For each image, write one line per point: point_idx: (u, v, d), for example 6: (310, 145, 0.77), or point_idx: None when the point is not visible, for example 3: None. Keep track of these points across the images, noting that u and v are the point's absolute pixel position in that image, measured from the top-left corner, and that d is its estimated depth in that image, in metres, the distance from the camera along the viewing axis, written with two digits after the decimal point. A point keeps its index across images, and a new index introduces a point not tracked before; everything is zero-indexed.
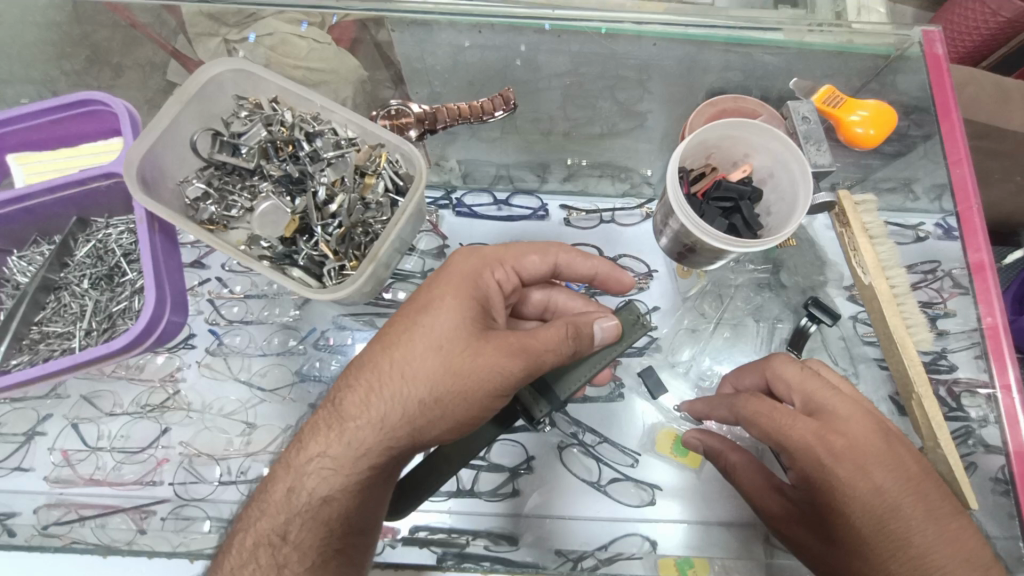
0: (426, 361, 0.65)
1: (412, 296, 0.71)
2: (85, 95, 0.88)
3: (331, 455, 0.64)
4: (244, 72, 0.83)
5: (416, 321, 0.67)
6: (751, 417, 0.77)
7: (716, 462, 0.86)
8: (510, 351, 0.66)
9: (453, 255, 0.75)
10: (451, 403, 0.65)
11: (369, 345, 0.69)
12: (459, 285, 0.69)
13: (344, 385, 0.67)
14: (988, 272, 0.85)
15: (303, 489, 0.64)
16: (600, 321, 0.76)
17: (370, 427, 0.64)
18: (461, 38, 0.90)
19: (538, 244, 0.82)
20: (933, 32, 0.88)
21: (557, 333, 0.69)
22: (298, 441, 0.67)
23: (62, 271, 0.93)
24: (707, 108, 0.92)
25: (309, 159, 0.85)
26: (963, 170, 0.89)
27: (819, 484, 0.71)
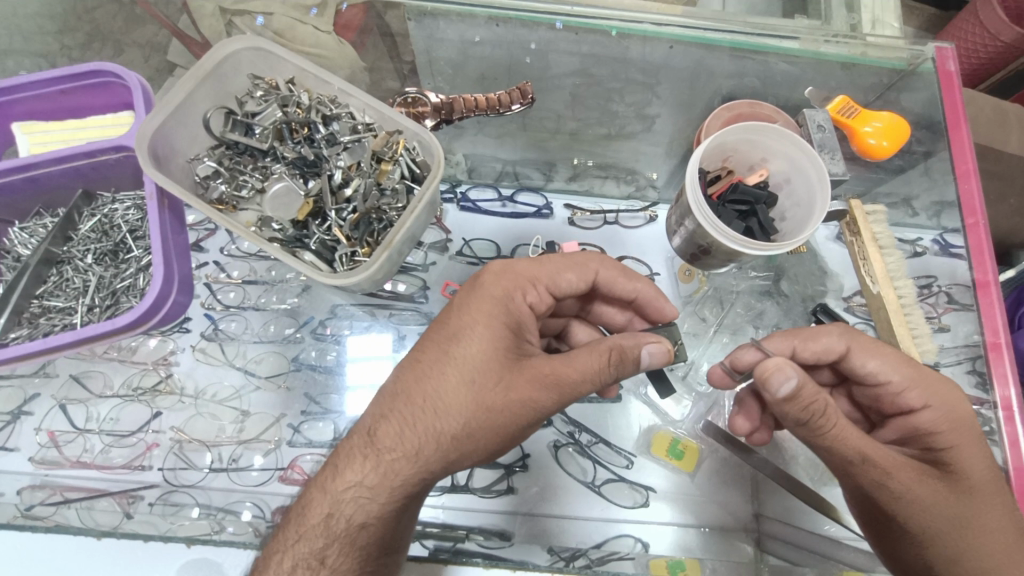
0: (463, 394, 0.64)
1: (442, 321, 0.70)
2: (98, 66, 0.86)
3: (368, 484, 0.62)
4: (263, 51, 0.82)
5: (449, 350, 0.66)
6: (873, 351, 0.75)
7: (814, 404, 0.64)
8: (545, 383, 0.66)
9: (481, 274, 0.72)
10: (486, 435, 0.65)
11: (400, 371, 0.68)
12: (491, 313, 0.68)
13: (377, 412, 0.66)
14: (992, 290, 0.87)
15: (341, 516, 0.63)
16: (646, 344, 0.70)
17: (406, 459, 0.63)
18: (472, 32, 0.90)
19: (571, 257, 0.77)
20: (944, 49, 0.88)
21: (599, 356, 0.68)
22: (331, 467, 0.65)
23: (65, 245, 0.91)
24: (724, 112, 0.92)
25: (325, 142, 0.84)
26: (970, 183, 0.90)
27: (952, 421, 0.72)
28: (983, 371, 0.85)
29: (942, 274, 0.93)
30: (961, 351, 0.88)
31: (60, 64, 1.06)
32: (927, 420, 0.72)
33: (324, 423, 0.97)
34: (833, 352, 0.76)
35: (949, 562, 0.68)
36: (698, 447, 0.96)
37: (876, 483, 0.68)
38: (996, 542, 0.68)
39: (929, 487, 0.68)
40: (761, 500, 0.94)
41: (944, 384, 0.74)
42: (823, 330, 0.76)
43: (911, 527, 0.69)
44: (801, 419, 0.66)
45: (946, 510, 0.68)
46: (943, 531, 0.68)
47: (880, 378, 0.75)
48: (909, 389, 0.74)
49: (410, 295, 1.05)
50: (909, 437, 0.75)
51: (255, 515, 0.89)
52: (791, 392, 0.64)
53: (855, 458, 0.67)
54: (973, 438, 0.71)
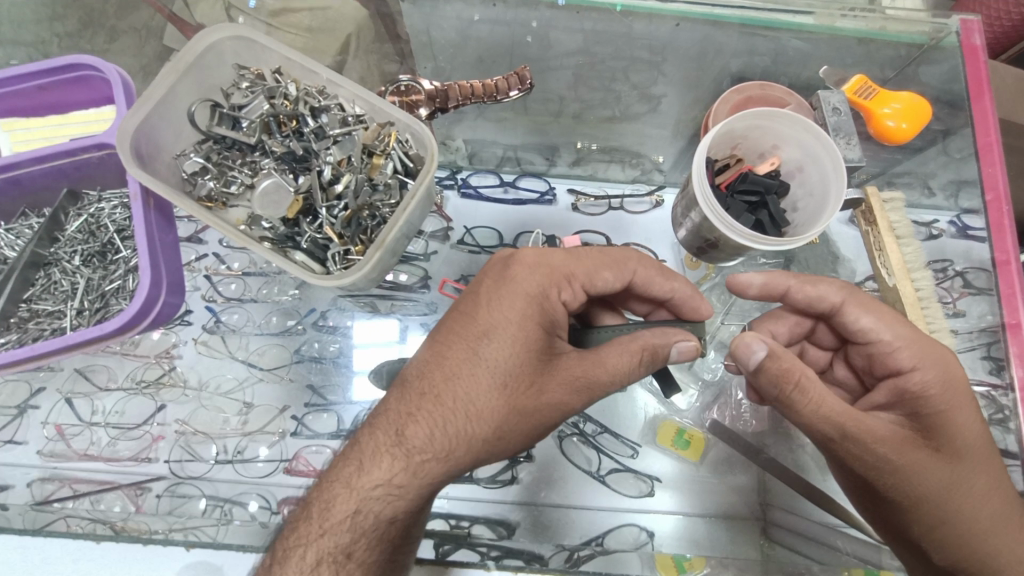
0: (495, 398, 0.62)
1: (470, 315, 0.65)
2: (76, 59, 0.83)
3: (398, 483, 0.59)
4: (248, 40, 0.79)
5: (480, 349, 0.63)
6: (866, 306, 0.72)
7: (785, 374, 0.64)
8: (574, 386, 0.64)
9: (513, 265, 0.67)
10: (516, 437, 0.63)
11: (424, 366, 0.63)
12: (525, 312, 0.64)
13: (404, 409, 0.61)
14: (1012, 270, 0.83)
15: (367, 514, 0.59)
16: (676, 343, 0.69)
17: (437, 460, 0.60)
18: (471, 11, 0.85)
19: (607, 252, 0.72)
20: (972, 21, 0.84)
21: (628, 356, 0.66)
22: (354, 462, 0.60)
23: (52, 246, 0.90)
24: (732, 96, 0.88)
25: (314, 135, 0.81)
26: (995, 167, 0.86)
27: (945, 386, 0.67)
28: (999, 357, 0.82)
29: (957, 257, 0.90)
30: (975, 337, 0.85)
31: (52, 52, 1.02)
32: (918, 383, 0.68)
33: (327, 414, 0.96)
34: (825, 302, 0.74)
35: (929, 523, 0.66)
36: (704, 437, 0.94)
37: (860, 454, 0.65)
38: (982, 504, 0.66)
39: (916, 455, 0.65)
40: (767, 489, 0.92)
41: (935, 345, 0.70)
42: (823, 279, 0.74)
43: (895, 494, 0.66)
44: (774, 392, 0.65)
45: (933, 475, 0.65)
46: (928, 497, 0.65)
47: (872, 337, 0.71)
48: (901, 350, 0.70)
49: (410, 286, 1.03)
50: (897, 401, 0.70)
51: (261, 507, 0.89)
52: (758, 363, 0.64)
53: (838, 433, 0.64)
54: (963, 402, 0.67)
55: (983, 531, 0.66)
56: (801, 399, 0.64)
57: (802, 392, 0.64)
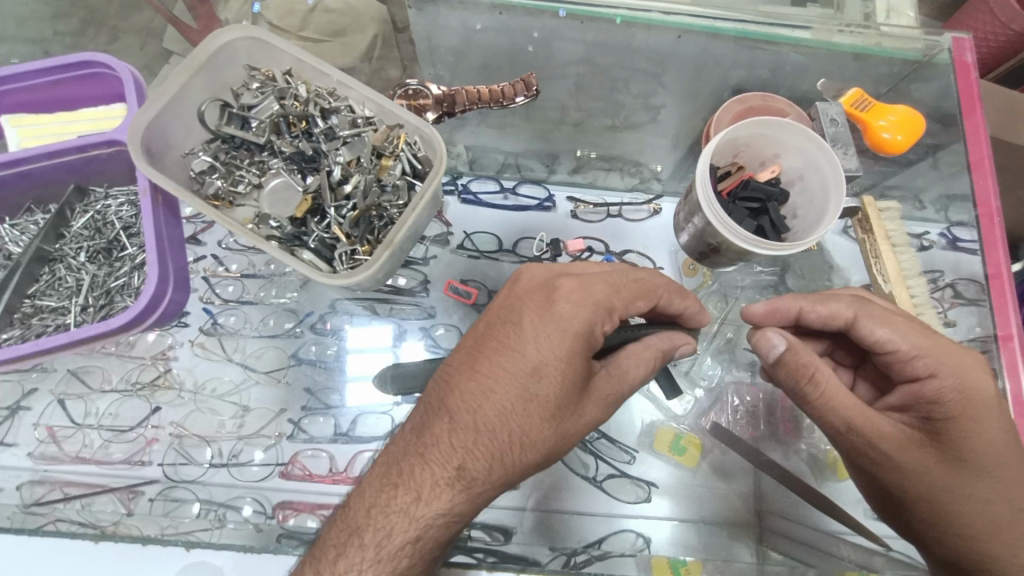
0: (546, 429, 0.63)
1: (516, 349, 0.63)
2: (91, 57, 0.84)
3: (456, 512, 0.61)
4: (259, 41, 0.79)
5: (532, 387, 0.62)
6: (882, 319, 0.70)
7: (802, 369, 0.68)
8: (609, 404, 0.68)
9: (558, 299, 0.65)
10: (558, 455, 0.67)
11: (472, 399, 0.62)
12: (574, 348, 0.63)
13: (458, 444, 0.61)
14: (1004, 282, 0.86)
15: (427, 540, 0.60)
16: (680, 346, 0.73)
17: (493, 488, 0.62)
18: (473, 20, 0.86)
19: (640, 280, 0.70)
20: (963, 39, 0.87)
21: (647, 366, 0.70)
22: (410, 494, 0.60)
23: (58, 242, 0.89)
24: (734, 105, 0.90)
25: (324, 136, 0.82)
26: (986, 178, 0.88)
27: (959, 396, 0.66)
28: (989, 367, 0.83)
29: (947, 268, 0.92)
30: (966, 346, 0.87)
31: (52, 52, 1.02)
32: (932, 390, 0.67)
33: (325, 418, 0.96)
34: (839, 319, 0.72)
35: (927, 525, 0.68)
36: (701, 442, 0.95)
37: (861, 451, 0.67)
38: (987, 511, 0.65)
39: (918, 455, 0.66)
40: (763, 496, 0.93)
41: (957, 354, 0.68)
42: (834, 296, 0.73)
43: (892, 490, 0.68)
44: (791, 385, 0.70)
45: (934, 477, 0.66)
46: (925, 497, 0.66)
47: (889, 347, 0.70)
48: (919, 358, 0.68)
49: (412, 290, 1.03)
50: (911, 405, 0.70)
51: (255, 511, 0.88)
52: (777, 356, 0.70)
53: (840, 426, 0.67)
54: (981, 411, 0.66)
55: (986, 537, 0.65)
56: (807, 397, 0.68)
57: (809, 388, 0.68)
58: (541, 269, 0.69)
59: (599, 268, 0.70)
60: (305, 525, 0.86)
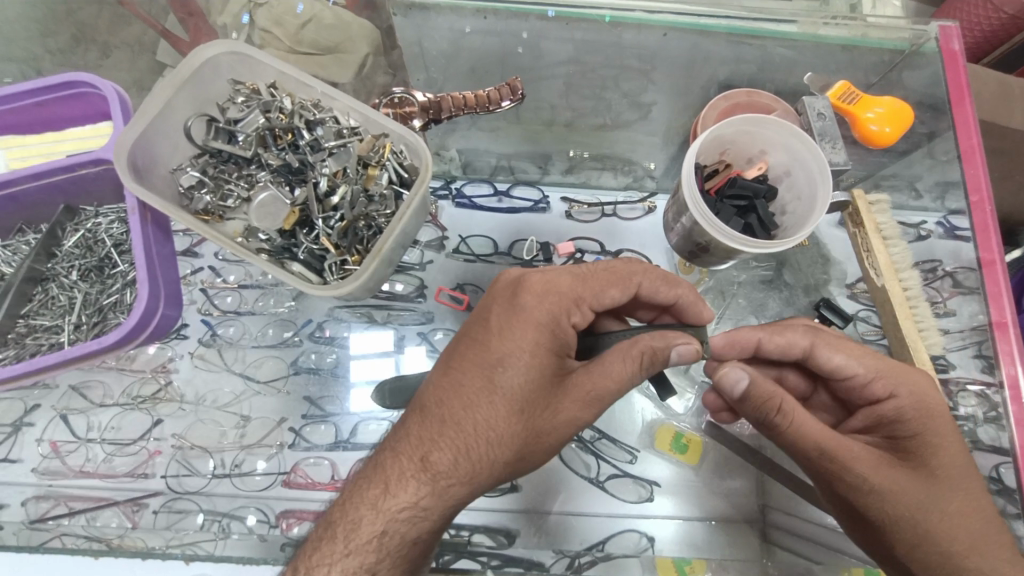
0: (515, 422, 0.62)
1: (483, 342, 0.64)
2: (71, 77, 0.84)
3: (423, 506, 0.60)
4: (242, 55, 0.80)
5: (497, 377, 0.62)
6: (837, 345, 0.73)
7: (769, 400, 0.65)
8: (587, 401, 0.66)
9: (522, 293, 0.66)
10: (534, 456, 0.65)
11: (442, 393, 0.63)
12: (538, 337, 0.64)
13: (426, 435, 0.61)
14: (998, 269, 0.85)
15: (393, 535, 0.60)
16: (677, 345, 0.67)
17: (462, 484, 0.61)
18: (462, 23, 0.86)
19: (612, 269, 0.71)
20: (950, 27, 0.87)
21: (632, 364, 0.66)
22: (379, 486, 0.60)
23: (49, 261, 0.90)
24: (721, 102, 0.90)
25: (309, 148, 0.82)
26: (976, 168, 0.88)
27: (919, 412, 0.68)
28: (990, 355, 0.83)
29: (946, 257, 0.91)
30: (967, 336, 0.86)
31: (44, 69, 1.03)
32: (893, 407, 0.69)
33: (325, 426, 0.96)
34: (796, 348, 0.75)
35: (913, 548, 0.65)
36: (702, 440, 0.95)
37: (834, 474, 0.66)
38: (965, 528, 0.64)
39: (891, 476, 0.65)
40: (766, 491, 0.93)
41: (910, 371, 0.71)
42: (790, 325, 0.75)
43: (872, 517, 0.65)
44: (759, 418, 0.67)
45: (910, 495, 0.64)
46: (905, 519, 0.64)
47: (847, 372, 0.72)
48: (877, 379, 0.71)
49: (408, 295, 1.03)
50: (876, 426, 0.72)
51: (260, 520, 0.89)
52: (742, 391, 0.66)
53: (814, 454, 0.66)
54: (942, 426, 0.67)
55: (968, 555, 0.63)
56: (779, 424, 0.66)
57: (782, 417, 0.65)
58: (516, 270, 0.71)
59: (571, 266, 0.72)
60: (307, 533, 0.86)
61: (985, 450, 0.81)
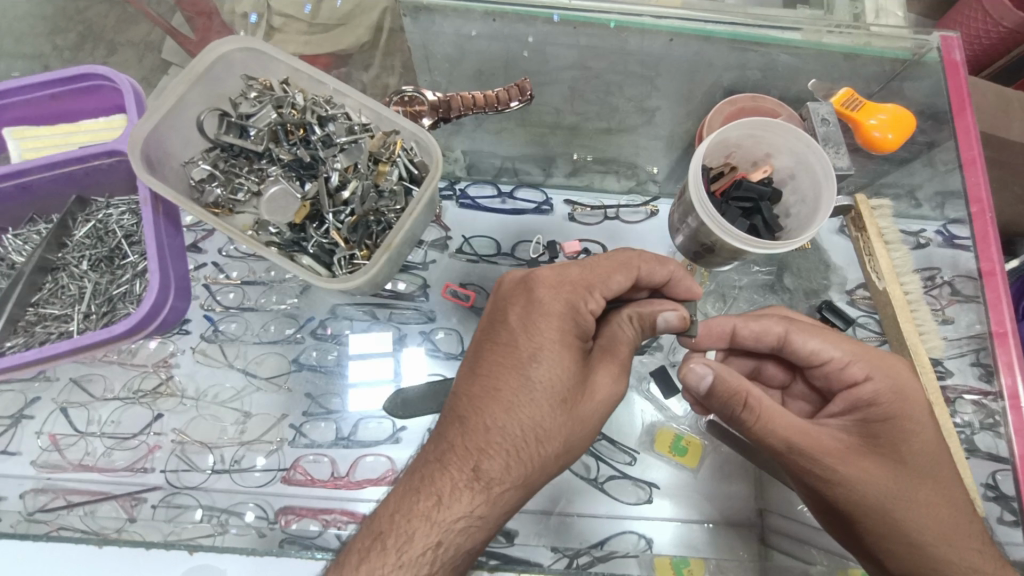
0: (558, 416, 0.63)
1: (511, 342, 0.65)
2: (87, 70, 0.85)
3: (479, 514, 0.60)
4: (256, 52, 0.81)
5: (532, 374, 0.63)
6: (811, 331, 0.75)
7: (734, 395, 0.68)
8: (616, 376, 0.67)
9: (538, 288, 0.67)
10: (578, 447, 0.66)
11: (480, 399, 0.63)
12: (563, 329, 0.65)
13: (473, 443, 0.61)
14: (998, 280, 0.86)
15: (450, 546, 0.59)
16: (664, 312, 0.71)
17: (514, 485, 0.62)
18: (469, 26, 0.87)
19: (613, 254, 0.72)
20: (950, 37, 0.88)
21: (630, 328, 0.70)
22: (431, 498, 0.60)
23: (60, 251, 0.90)
24: (725, 106, 0.92)
25: (321, 143, 0.83)
26: (977, 173, 0.89)
27: (892, 398, 0.69)
28: (988, 364, 0.84)
29: (945, 265, 0.92)
30: (964, 344, 0.87)
31: (52, 65, 1.04)
32: (868, 392, 0.70)
33: (326, 423, 0.96)
34: (771, 334, 0.76)
35: (881, 539, 0.66)
36: (702, 444, 0.95)
37: (803, 466, 0.67)
38: (933, 516, 0.65)
39: (860, 464, 0.66)
40: (764, 494, 0.93)
41: (887, 358, 0.72)
42: (764, 314, 0.77)
43: (841, 506, 0.66)
44: (728, 411, 0.69)
45: (880, 484, 0.65)
46: (874, 508, 0.65)
47: (823, 356, 0.74)
48: (852, 363, 0.72)
49: (411, 294, 1.04)
50: (852, 412, 0.72)
51: (258, 517, 0.89)
52: (707, 386, 0.69)
53: (782, 446, 0.67)
54: (916, 411, 0.68)
55: (935, 543, 0.64)
56: (748, 416, 0.67)
57: (749, 410, 0.67)
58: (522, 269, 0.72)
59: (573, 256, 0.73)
60: (307, 529, 0.87)
61: (982, 457, 0.82)
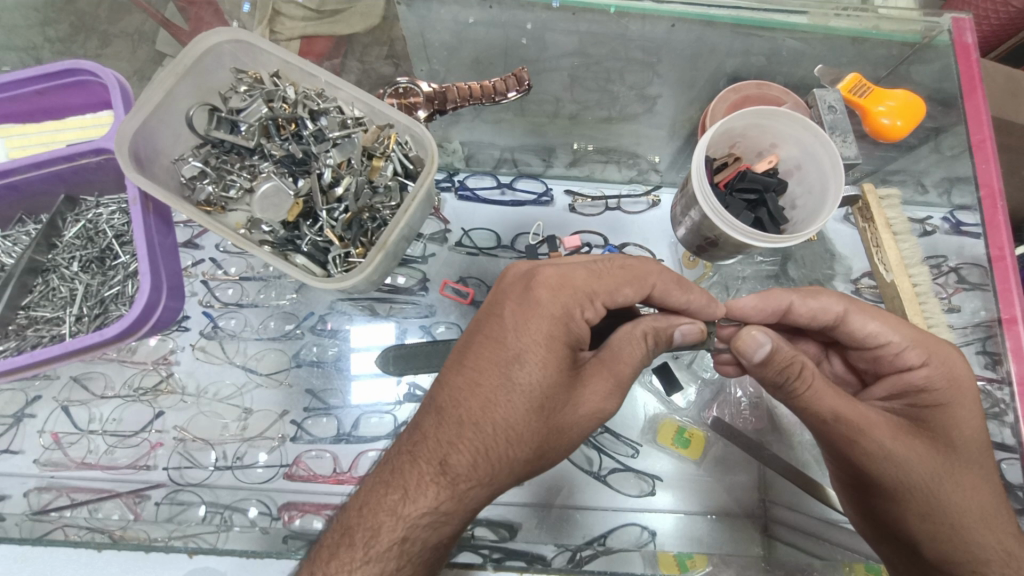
0: (536, 419, 0.62)
1: (498, 340, 0.63)
2: (74, 65, 0.83)
3: (445, 510, 0.60)
4: (244, 44, 0.79)
5: (514, 375, 0.61)
6: (872, 312, 0.71)
7: (790, 364, 0.66)
8: (606, 393, 0.66)
9: (535, 287, 0.65)
10: (556, 451, 0.65)
11: (458, 394, 0.62)
12: (554, 334, 0.63)
13: (445, 439, 0.61)
14: (1008, 265, 0.84)
15: (415, 540, 0.59)
16: (680, 326, 0.72)
17: (483, 484, 0.61)
18: (465, 13, 0.85)
19: (626, 266, 0.69)
20: (962, 19, 0.85)
21: (639, 345, 0.69)
22: (397, 491, 0.60)
23: (50, 252, 0.89)
24: (730, 95, 0.89)
25: (313, 138, 0.82)
26: (989, 164, 0.86)
27: (946, 385, 0.67)
28: (994, 352, 0.83)
29: (950, 253, 0.90)
30: (969, 333, 0.85)
31: (43, 58, 1.02)
32: (921, 379, 0.68)
33: (327, 419, 0.96)
34: (829, 313, 0.72)
35: (921, 518, 0.65)
36: (705, 436, 0.95)
37: (850, 441, 0.65)
38: (976, 501, 0.64)
39: (910, 443, 0.65)
40: (767, 486, 0.92)
41: (944, 345, 0.69)
42: (824, 289, 0.73)
43: (885, 483, 0.65)
44: (778, 383, 0.67)
45: (925, 465, 0.64)
46: (919, 488, 0.64)
47: (880, 340, 0.71)
48: (908, 349, 0.69)
49: (410, 288, 1.03)
50: (899, 393, 0.71)
51: (261, 512, 0.88)
52: (765, 356, 0.66)
53: (830, 418, 0.65)
54: (967, 398, 0.67)
55: (975, 526, 0.64)
56: (796, 389, 0.66)
57: (796, 382, 0.66)
58: (527, 263, 0.70)
59: (586, 258, 0.70)
60: (309, 525, 0.86)
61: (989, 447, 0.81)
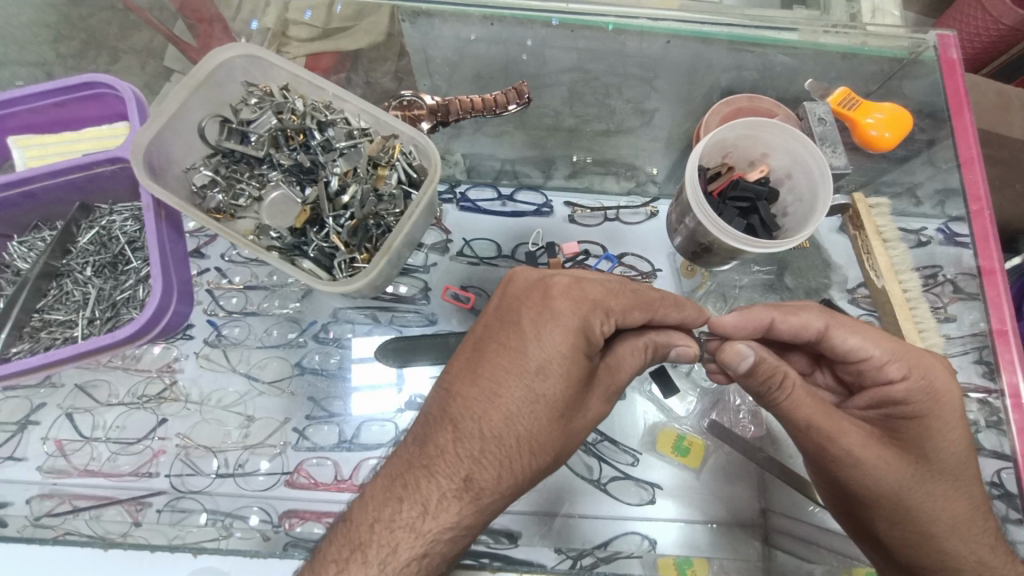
0: (554, 430, 0.64)
1: (518, 350, 0.64)
2: (92, 78, 0.86)
3: (465, 524, 0.60)
4: (255, 58, 0.82)
5: (535, 387, 0.63)
6: (851, 327, 0.71)
7: (771, 375, 0.67)
8: (606, 398, 0.70)
9: (555, 298, 0.66)
10: (562, 457, 0.68)
11: (477, 406, 0.62)
12: (576, 347, 0.64)
13: (465, 453, 0.61)
14: (998, 278, 0.85)
15: (434, 554, 0.60)
16: (677, 345, 0.74)
17: (502, 496, 0.62)
18: (467, 30, 0.88)
19: (639, 291, 0.71)
20: (948, 36, 0.88)
21: (639, 355, 0.72)
22: (415, 508, 0.59)
23: (64, 258, 0.91)
24: (722, 107, 0.92)
25: (321, 148, 0.84)
26: (975, 172, 0.89)
27: (928, 398, 0.68)
28: (990, 361, 0.84)
29: (947, 263, 0.92)
30: (968, 341, 0.86)
31: (55, 73, 1.05)
32: (901, 392, 0.69)
33: (328, 427, 0.97)
34: (810, 329, 0.72)
35: (890, 524, 0.67)
36: (704, 444, 0.95)
37: (820, 449, 0.67)
38: (947, 510, 0.66)
39: (880, 452, 0.66)
40: (768, 494, 0.93)
41: (926, 357, 0.69)
42: (805, 306, 0.72)
43: (853, 488, 0.67)
44: (759, 391, 0.69)
45: (894, 474, 0.66)
46: (886, 495, 0.66)
47: (861, 354, 0.71)
48: (891, 363, 0.69)
49: (413, 297, 1.04)
50: (878, 403, 0.72)
51: (262, 520, 0.90)
52: (748, 368, 0.68)
53: (802, 425, 0.68)
54: (946, 412, 0.67)
55: (943, 534, 0.66)
56: (774, 396, 0.68)
57: (774, 391, 0.68)
58: (536, 270, 0.71)
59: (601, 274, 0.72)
60: (310, 532, 0.89)
61: (985, 455, 0.82)
